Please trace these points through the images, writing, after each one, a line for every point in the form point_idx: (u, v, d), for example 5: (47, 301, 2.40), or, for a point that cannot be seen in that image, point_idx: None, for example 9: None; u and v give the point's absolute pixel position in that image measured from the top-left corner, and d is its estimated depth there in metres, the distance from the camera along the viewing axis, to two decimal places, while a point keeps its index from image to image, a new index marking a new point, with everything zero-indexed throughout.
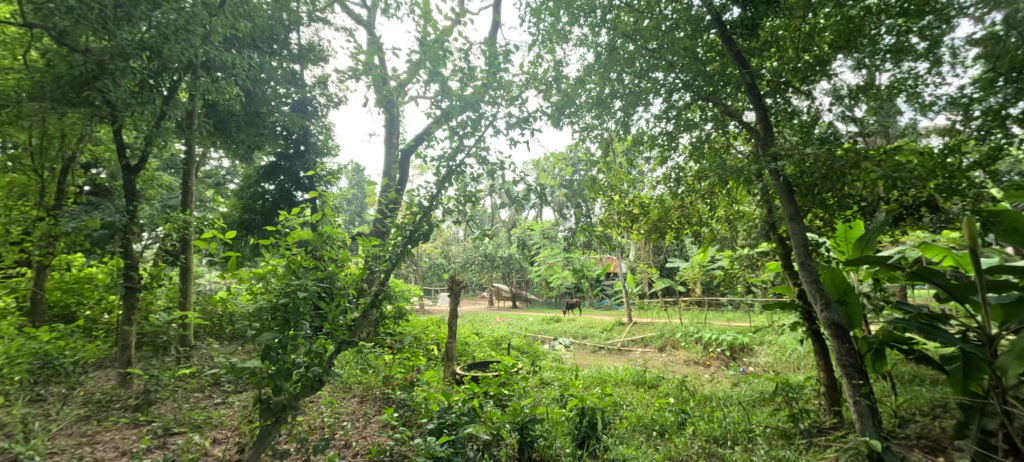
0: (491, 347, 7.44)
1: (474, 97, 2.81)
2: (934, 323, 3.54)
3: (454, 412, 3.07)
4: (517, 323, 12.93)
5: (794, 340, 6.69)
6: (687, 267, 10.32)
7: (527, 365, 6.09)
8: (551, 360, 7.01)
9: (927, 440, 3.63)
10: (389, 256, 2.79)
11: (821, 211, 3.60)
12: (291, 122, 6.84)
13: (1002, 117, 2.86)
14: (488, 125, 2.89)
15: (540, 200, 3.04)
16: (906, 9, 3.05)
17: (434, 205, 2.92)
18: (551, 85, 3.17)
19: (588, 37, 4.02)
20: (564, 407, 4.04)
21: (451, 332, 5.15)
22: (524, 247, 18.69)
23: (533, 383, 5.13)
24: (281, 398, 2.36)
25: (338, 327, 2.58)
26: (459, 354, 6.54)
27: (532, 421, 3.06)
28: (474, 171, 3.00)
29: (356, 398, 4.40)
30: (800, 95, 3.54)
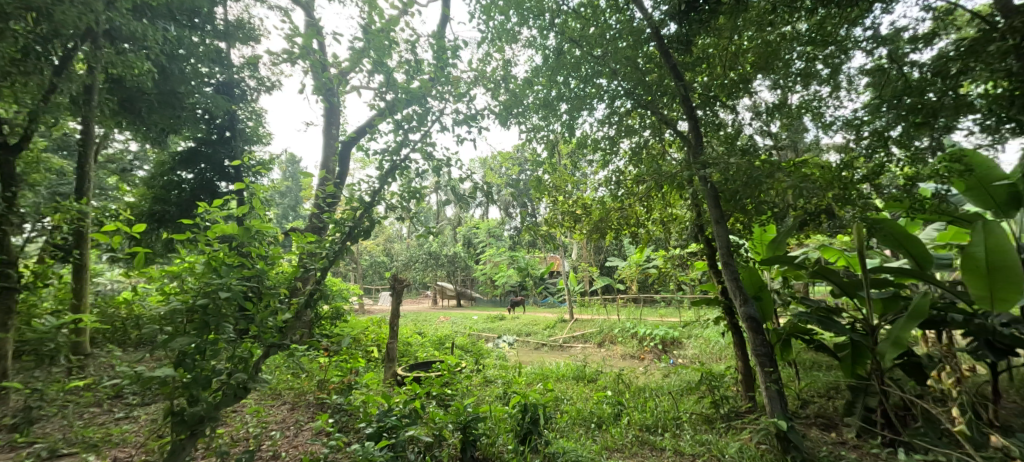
0: (434, 346, 7.46)
1: (421, 91, 2.86)
2: (830, 315, 4.05)
3: (395, 414, 3.15)
4: (460, 322, 12.99)
5: (717, 333, 7.32)
6: (625, 266, 10.88)
7: (471, 364, 6.20)
8: (494, 357, 7.18)
9: (823, 418, 4.16)
10: (326, 253, 2.78)
11: (741, 216, 4.02)
12: (216, 106, 6.43)
13: (886, 138, 3.33)
14: (435, 120, 2.96)
15: (486, 199, 3.17)
16: (813, 38, 3.46)
17: (377, 201, 2.92)
18: (499, 84, 3.32)
19: (537, 39, 4.21)
20: (507, 403, 4.20)
21: (393, 333, 5.14)
22: (469, 246, 18.78)
23: (476, 382, 5.26)
24: (198, 409, 2.23)
25: (266, 330, 2.54)
26: (401, 355, 6.50)
27: (475, 420, 3.19)
28: (419, 167, 3.06)
29: (287, 405, 4.31)
30: (726, 109, 3.94)
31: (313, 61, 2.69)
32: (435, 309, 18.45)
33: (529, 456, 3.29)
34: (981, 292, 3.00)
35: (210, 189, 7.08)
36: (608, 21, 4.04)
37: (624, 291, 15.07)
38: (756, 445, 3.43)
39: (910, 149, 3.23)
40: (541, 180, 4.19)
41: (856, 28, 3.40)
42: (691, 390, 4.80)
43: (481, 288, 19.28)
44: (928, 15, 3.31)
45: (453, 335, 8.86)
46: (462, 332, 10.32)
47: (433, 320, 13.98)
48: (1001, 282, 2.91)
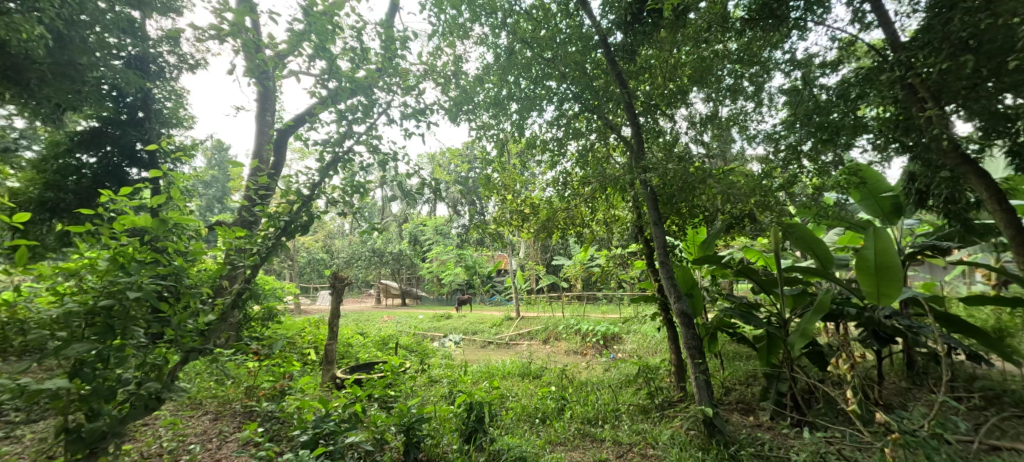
0: (376, 347, 7.33)
1: (366, 81, 2.89)
2: (750, 310, 4.46)
3: (333, 419, 3.12)
4: (403, 322, 12.78)
5: (654, 328, 7.79)
6: (572, 264, 11.24)
7: (416, 364, 6.21)
8: (440, 357, 7.19)
9: (743, 404, 4.59)
10: (257, 250, 2.74)
11: (676, 218, 4.34)
12: (126, 81, 5.68)
13: (797, 152, 3.72)
14: (381, 112, 3.00)
15: (433, 195, 3.24)
16: (740, 57, 3.86)
17: (317, 194, 2.92)
18: (449, 79, 3.38)
19: (489, 37, 4.25)
20: (452, 403, 4.26)
21: (332, 334, 5.00)
22: (416, 243, 18.54)
23: (421, 382, 5.30)
24: (99, 425, 2.08)
25: (186, 333, 2.42)
26: (341, 356, 6.34)
27: (418, 421, 3.21)
28: (364, 160, 3.08)
29: (209, 415, 4.04)
30: (665, 117, 4.23)
31: (245, 40, 2.58)
32: (378, 309, 17.98)
33: (475, 455, 3.36)
34: (871, 289, 3.47)
35: (118, 172, 5.99)
36: (559, 25, 4.20)
37: (568, 289, 15.54)
38: (685, 431, 3.72)
39: (817, 161, 3.65)
40: (490, 179, 4.24)
41: (774, 51, 3.78)
42: (628, 383, 5.11)
43: (427, 286, 19.08)
44: (833, 45, 3.77)
45: (397, 335, 8.77)
46: (407, 331, 10.20)
47: (376, 320, 13.64)
48: (885, 280, 3.37)
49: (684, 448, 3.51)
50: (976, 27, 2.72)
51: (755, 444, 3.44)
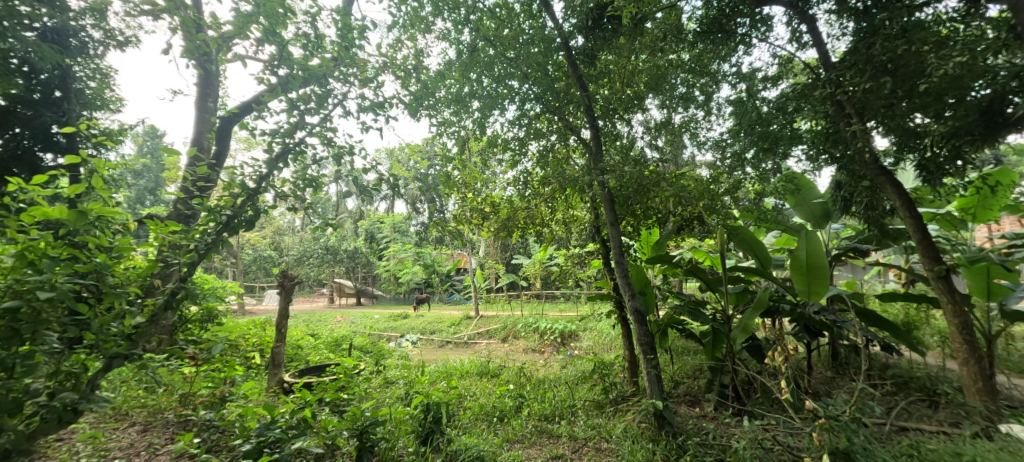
0: (329, 349, 7.11)
1: (321, 71, 2.81)
2: (697, 307, 4.72)
3: (279, 427, 2.94)
4: (359, 322, 12.46)
5: (609, 325, 8.05)
6: (530, 264, 11.43)
7: (371, 365, 6.12)
8: (396, 357, 7.12)
9: (689, 396, 4.86)
10: (194, 246, 2.53)
11: (631, 219, 4.49)
12: (40, 56, 3.87)
13: (742, 160, 3.99)
14: (337, 104, 2.92)
15: (391, 191, 3.22)
16: (692, 68, 4.10)
17: (265, 187, 2.82)
18: (409, 73, 3.29)
19: (451, 33, 4.18)
20: (409, 405, 4.24)
21: (280, 336, 4.81)
22: (372, 241, 18.17)
23: (376, 383, 5.23)
24: (2, 441, 1.82)
25: (108, 337, 2.19)
26: (290, 359, 6.07)
27: (373, 424, 3.15)
28: (317, 153, 2.98)
29: (137, 427, 3.65)
30: (623, 122, 4.33)
31: (185, 19, 2.42)
32: (332, 309, 17.42)
33: (431, 456, 3.38)
34: (802, 286, 3.79)
35: (29, 159, 4.08)
36: (522, 25, 4.26)
37: (527, 288, 15.72)
38: (636, 424, 3.87)
39: (759, 167, 3.90)
40: (450, 177, 4.21)
41: (721, 64, 4.04)
42: (585, 379, 5.26)
43: (384, 286, 18.71)
44: (774, 61, 4.08)
45: (351, 336, 8.58)
46: (363, 332, 9.97)
47: (329, 320, 13.20)
48: (814, 278, 3.69)
49: (636, 440, 3.65)
50: (893, 53, 3.00)
51: (700, 434, 3.62)
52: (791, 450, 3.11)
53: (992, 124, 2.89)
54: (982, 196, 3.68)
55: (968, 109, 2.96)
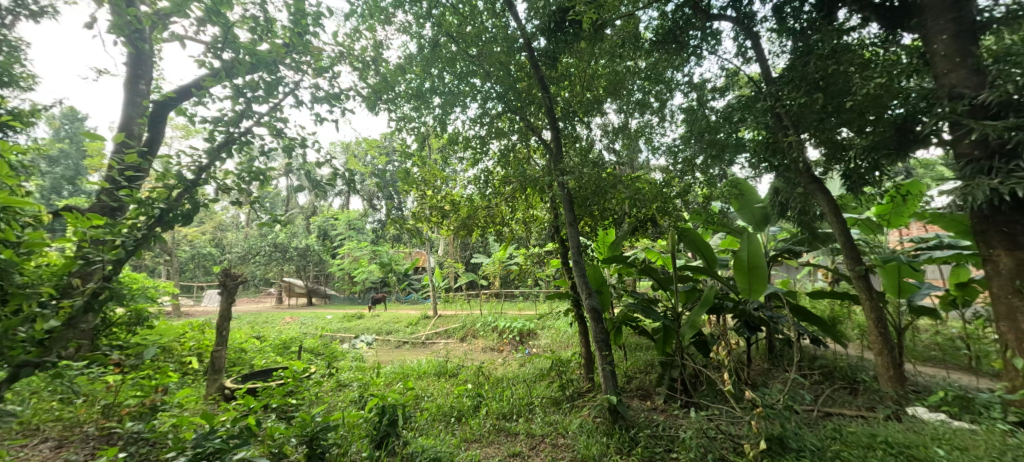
0: (277, 352, 6.74)
1: (271, 56, 2.46)
2: (649, 304, 4.88)
3: (219, 437, 2.64)
4: (310, 323, 11.97)
5: (566, 323, 8.22)
6: (489, 263, 11.46)
7: (323, 368, 5.92)
8: (350, 360, 6.94)
9: (641, 390, 5.05)
10: (121, 242, 2.14)
11: (589, 220, 4.61)
12: None
13: (693, 166, 4.05)
14: (288, 92, 2.57)
15: (346, 187, 3.09)
16: (648, 75, 4.29)
17: (205, 179, 2.52)
18: (367, 65, 3.02)
19: (412, 26, 3.93)
20: (362, 408, 4.14)
21: (220, 339, 4.45)
22: (326, 238, 17.54)
23: (328, 387, 5.07)
24: None
25: (15, 343, 1.87)
26: (231, 364, 5.66)
27: (324, 430, 3.00)
28: (264, 144, 2.71)
29: (50, 443, 3.10)
30: (582, 125, 4.33)
31: None
32: (282, 309, 16.75)
33: (386, 459, 3.35)
34: (744, 285, 4.06)
35: None
36: (484, 23, 4.07)
37: (485, 287, 15.70)
38: (592, 419, 3.97)
39: (708, 172, 4.08)
40: (410, 173, 4.10)
41: (675, 73, 4.36)
42: (542, 376, 5.33)
43: (338, 285, 18.13)
44: (722, 73, 4.36)
45: (301, 338, 8.27)
46: (315, 333, 9.60)
47: (277, 322, 12.58)
48: (755, 277, 3.97)
49: (591, 435, 3.74)
50: (825, 71, 3.30)
51: (651, 426, 3.76)
52: (733, 438, 3.31)
53: (902, 140, 3.30)
54: (896, 204, 4.11)
55: (886, 125, 3.30)
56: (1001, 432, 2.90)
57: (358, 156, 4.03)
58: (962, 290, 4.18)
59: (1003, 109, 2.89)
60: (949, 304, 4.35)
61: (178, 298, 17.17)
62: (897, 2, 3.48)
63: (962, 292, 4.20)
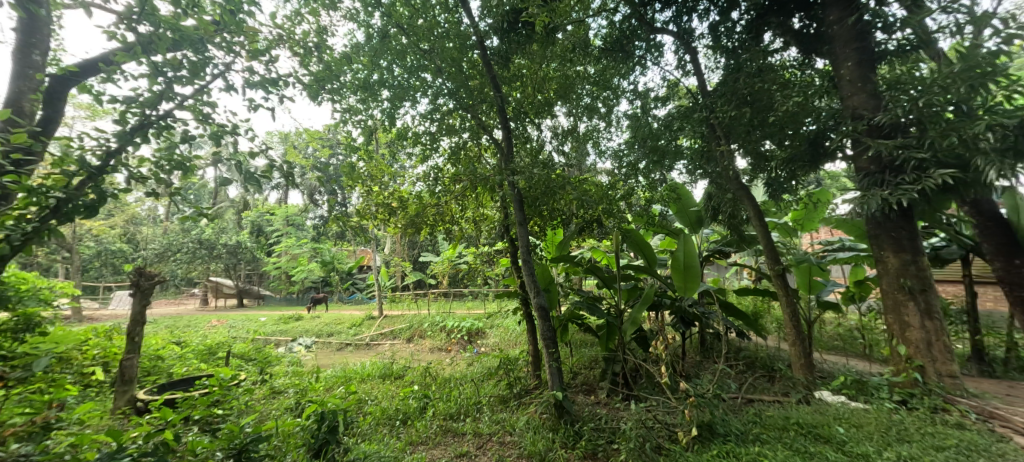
0: (200, 359, 5.67)
1: (197, 34, 2.40)
2: (595, 302, 4.94)
3: (128, 456, 2.20)
4: (240, 327, 11.17)
5: (514, 322, 8.34)
6: (438, 262, 11.32)
7: (254, 375, 5.21)
8: (286, 365, 6.10)
9: (586, 384, 5.24)
10: (6, 238, 2.01)
11: (538, 219, 4.66)
12: None
13: (635, 171, 4.35)
14: (217, 74, 2.53)
15: (284, 180, 3.01)
16: (596, 81, 4.51)
17: (114, 166, 2.33)
18: (310, 52, 3.01)
19: (360, 14, 3.79)
20: (299, 415, 3.90)
21: (132, 346, 3.91)
22: (261, 234, 16.53)
23: (260, 395, 4.54)
24: None
25: None
26: (143, 374, 4.66)
27: (255, 441, 2.77)
28: (186, 128, 2.62)
29: None
30: (534, 125, 4.24)
31: None
32: (211, 311, 15.63)
33: None
34: (680, 283, 4.33)
35: None
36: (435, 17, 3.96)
37: (433, 285, 15.58)
38: (538, 415, 4.06)
39: (649, 176, 4.38)
40: (354, 168, 3.94)
41: (622, 81, 4.63)
42: (490, 375, 5.36)
43: (275, 285, 17.22)
44: (664, 84, 4.65)
45: (233, 341, 7.74)
46: (246, 337, 9.00)
47: (203, 325, 11.65)
48: (689, 276, 4.24)
49: (538, 431, 3.82)
50: (753, 88, 3.64)
51: (594, 420, 3.91)
52: (668, 426, 3.51)
53: (814, 155, 3.77)
54: (809, 209, 4.56)
55: (801, 140, 3.70)
56: (889, 410, 3.33)
57: (298, 147, 3.88)
58: (859, 286, 4.71)
59: (893, 130, 3.37)
60: (849, 299, 4.84)
61: (84, 300, 15.39)
62: (812, 30, 3.89)
63: (859, 289, 4.74)
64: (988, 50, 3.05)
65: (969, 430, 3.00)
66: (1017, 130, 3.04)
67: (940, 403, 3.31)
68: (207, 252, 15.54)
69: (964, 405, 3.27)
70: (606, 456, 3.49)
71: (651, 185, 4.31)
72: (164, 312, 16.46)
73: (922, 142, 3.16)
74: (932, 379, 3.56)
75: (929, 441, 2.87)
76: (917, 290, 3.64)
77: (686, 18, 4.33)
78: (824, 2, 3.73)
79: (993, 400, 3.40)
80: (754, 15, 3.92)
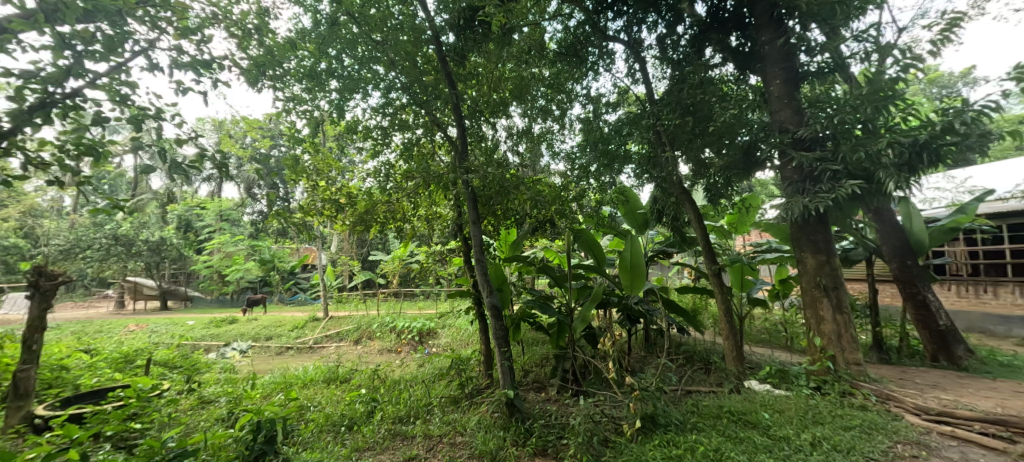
0: (114, 368, 5.08)
1: (114, 6, 2.26)
2: (546, 300, 5.01)
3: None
4: (161, 332, 10.22)
5: (467, 321, 8.30)
6: (389, 260, 11.01)
7: (181, 382, 4.82)
8: (217, 372, 5.70)
9: (537, 382, 5.32)
10: None
11: (491, 219, 4.66)
12: None
13: (587, 174, 4.47)
14: (141, 52, 2.42)
15: (217, 171, 2.83)
16: (551, 83, 4.55)
17: (7, 148, 2.15)
18: (250, 35, 2.89)
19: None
20: (233, 426, 3.63)
21: (31, 356, 3.45)
22: (189, 230, 15.27)
23: (186, 406, 4.13)
24: None
25: None
26: (43, 387, 4.03)
27: (180, 457, 2.56)
28: (99, 109, 2.41)
29: None
30: (489, 124, 4.19)
31: None
32: (128, 315, 14.24)
33: None
34: (627, 282, 4.50)
35: None
36: (389, 8, 3.81)
37: (381, 285, 15.16)
38: (489, 415, 4.07)
39: (600, 179, 4.55)
40: (298, 161, 3.66)
41: (575, 85, 4.75)
42: (441, 376, 5.30)
43: (205, 285, 15.98)
44: (614, 90, 4.84)
45: (156, 347, 7.09)
46: (171, 343, 8.25)
47: (118, 331, 10.57)
48: (635, 274, 4.42)
49: (489, 430, 3.83)
50: (694, 98, 3.88)
51: (544, 416, 4.00)
52: (613, 420, 3.67)
53: (747, 162, 4.11)
54: (742, 213, 4.91)
55: (737, 150, 3.99)
56: (806, 395, 3.69)
57: (235, 138, 3.61)
58: (784, 284, 5.15)
59: (813, 144, 3.72)
60: (774, 296, 5.30)
61: None
62: (747, 48, 4.20)
63: (783, 286, 5.18)
64: (890, 76, 3.46)
65: (870, 411, 3.40)
66: (911, 148, 3.48)
67: (847, 387, 3.72)
68: (125, 249, 13.81)
69: (867, 389, 3.69)
70: (555, 451, 3.58)
71: (601, 187, 4.46)
72: (71, 316, 14.79)
73: (836, 156, 3.52)
74: (841, 366, 3.98)
75: (838, 422, 3.22)
76: (830, 287, 4.06)
77: (636, 28, 4.55)
78: (756, 24, 4.06)
79: (890, 384, 3.86)
80: (697, 31, 4.22)
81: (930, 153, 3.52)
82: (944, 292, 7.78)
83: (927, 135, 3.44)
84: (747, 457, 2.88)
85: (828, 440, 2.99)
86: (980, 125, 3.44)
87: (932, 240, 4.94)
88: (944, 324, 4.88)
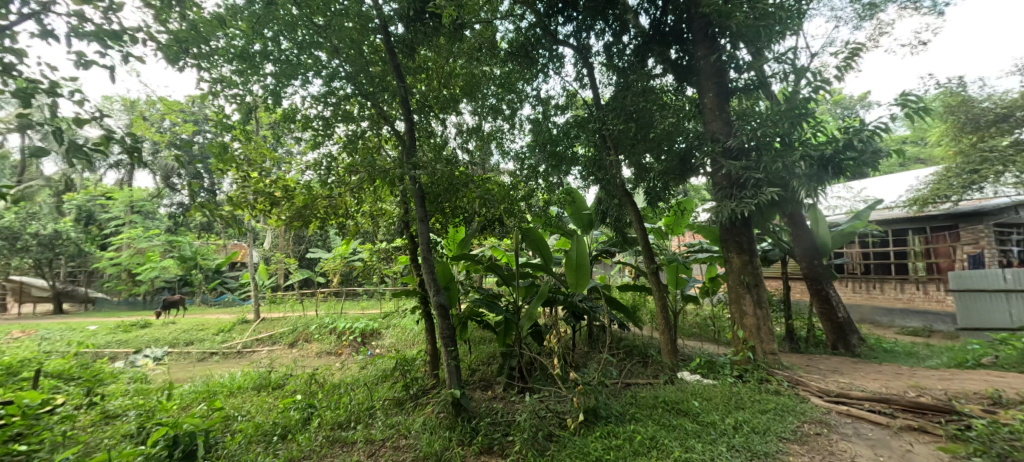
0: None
1: None
2: (492, 299, 5.02)
3: None
4: (52, 338, 8.96)
5: (413, 321, 8.08)
6: (330, 258, 10.42)
7: (84, 396, 4.23)
8: (128, 383, 5.09)
9: (484, 380, 5.32)
10: None
11: (440, 216, 4.55)
12: None
13: (536, 174, 4.53)
14: (32, 15, 2.10)
15: (130, 158, 2.51)
16: (503, 82, 4.56)
17: None
18: (170, 7, 2.60)
19: None
20: (144, 442, 3.24)
21: None
22: (88, 223, 13.46)
23: (87, 422, 3.63)
24: None
25: None
26: None
27: None
28: None
29: None
30: (438, 120, 4.12)
31: None
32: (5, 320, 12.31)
33: None
34: (572, 280, 4.61)
35: None
36: None
37: (319, 284, 14.28)
38: (434, 415, 3.98)
39: (548, 179, 4.63)
40: (226, 149, 3.33)
41: (526, 86, 4.80)
42: (384, 378, 5.10)
43: (107, 285, 14.19)
44: (564, 93, 4.96)
45: (46, 356, 6.20)
46: (67, 351, 7.26)
47: None
48: (579, 273, 4.55)
49: (434, 431, 3.77)
50: (638, 105, 4.09)
51: (489, 415, 4.01)
52: (558, 414, 3.76)
53: (683, 169, 4.38)
54: (677, 216, 5.21)
55: (673, 156, 4.29)
56: (730, 383, 4.02)
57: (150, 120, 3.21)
58: (713, 282, 5.56)
59: (740, 154, 4.06)
60: (704, 293, 5.69)
61: None
62: (685, 62, 4.50)
63: (711, 284, 5.58)
64: (804, 96, 3.86)
65: (783, 395, 3.79)
66: (820, 161, 3.91)
67: (765, 375, 4.10)
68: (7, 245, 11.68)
69: (780, 376, 4.11)
70: (501, 449, 3.60)
71: (549, 187, 4.53)
72: None
73: (759, 165, 3.86)
74: (760, 356, 4.39)
75: (757, 406, 3.56)
76: (752, 284, 4.48)
77: (585, 34, 4.69)
78: (694, 39, 4.36)
79: (800, 371, 4.32)
80: (640, 41, 4.44)
81: (834, 167, 4.00)
82: (842, 288, 8.88)
83: (832, 150, 3.90)
84: (680, 443, 3.09)
85: (748, 423, 3.28)
86: (872, 143, 3.98)
87: (833, 243, 5.60)
88: (842, 316, 5.55)
